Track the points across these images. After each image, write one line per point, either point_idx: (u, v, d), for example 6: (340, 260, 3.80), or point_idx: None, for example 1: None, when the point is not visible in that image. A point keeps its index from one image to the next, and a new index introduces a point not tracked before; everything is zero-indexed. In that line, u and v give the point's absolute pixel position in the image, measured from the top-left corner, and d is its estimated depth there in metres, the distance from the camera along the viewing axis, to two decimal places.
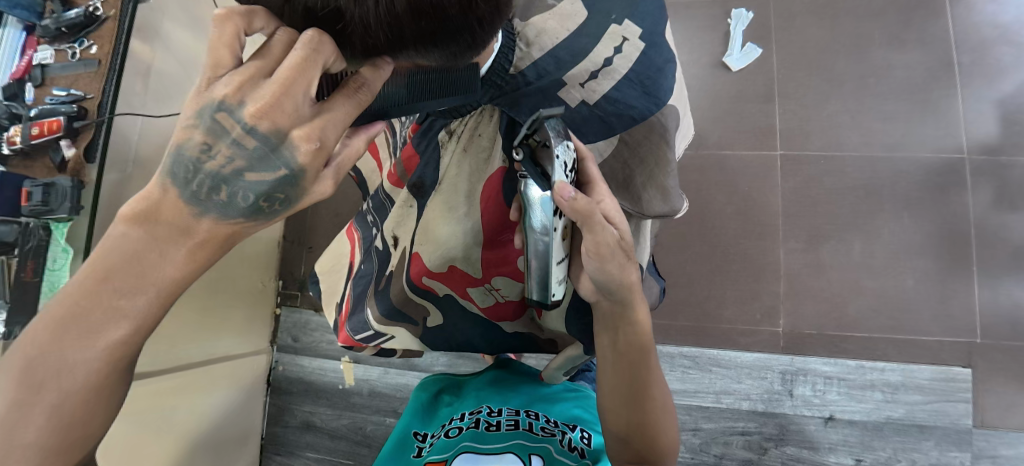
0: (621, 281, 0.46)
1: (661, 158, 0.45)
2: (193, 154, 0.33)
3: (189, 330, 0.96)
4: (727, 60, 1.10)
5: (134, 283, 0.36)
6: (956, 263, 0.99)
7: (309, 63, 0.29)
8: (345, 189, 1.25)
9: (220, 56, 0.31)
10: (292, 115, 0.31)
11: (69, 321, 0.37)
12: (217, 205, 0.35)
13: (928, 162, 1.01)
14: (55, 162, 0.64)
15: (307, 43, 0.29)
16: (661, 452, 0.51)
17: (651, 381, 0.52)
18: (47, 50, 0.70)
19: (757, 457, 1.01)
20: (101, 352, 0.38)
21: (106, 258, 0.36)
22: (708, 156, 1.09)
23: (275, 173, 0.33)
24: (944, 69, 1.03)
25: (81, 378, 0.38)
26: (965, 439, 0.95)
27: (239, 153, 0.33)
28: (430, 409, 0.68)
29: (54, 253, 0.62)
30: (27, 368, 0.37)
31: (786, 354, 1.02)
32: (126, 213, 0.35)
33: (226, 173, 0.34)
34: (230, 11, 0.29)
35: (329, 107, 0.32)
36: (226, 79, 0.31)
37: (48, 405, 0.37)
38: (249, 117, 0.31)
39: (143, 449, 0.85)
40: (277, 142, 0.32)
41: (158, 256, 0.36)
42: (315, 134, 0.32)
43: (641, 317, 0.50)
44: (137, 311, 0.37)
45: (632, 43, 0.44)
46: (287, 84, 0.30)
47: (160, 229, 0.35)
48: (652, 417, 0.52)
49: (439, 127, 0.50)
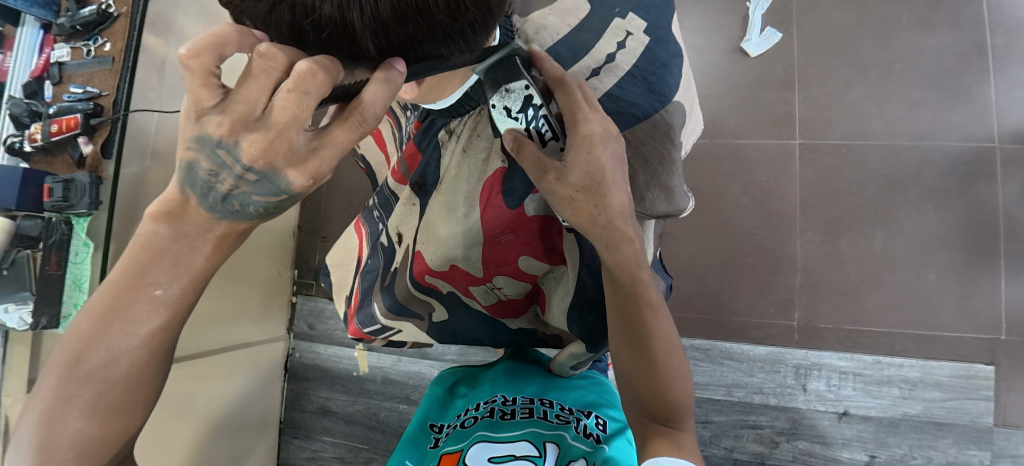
0: (597, 226, 0.40)
1: (666, 158, 0.45)
2: (199, 176, 0.35)
3: (209, 319, 0.99)
4: (744, 45, 1.06)
5: (170, 273, 0.39)
6: (983, 257, 0.95)
7: (301, 104, 0.30)
8: (357, 180, 1.26)
9: (203, 93, 0.31)
10: (287, 154, 0.33)
11: (111, 314, 0.39)
12: (229, 216, 0.38)
13: (956, 151, 0.97)
14: (73, 158, 0.66)
15: (300, 84, 0.29)
16: (671, 400, 0.45)
17: (651, 334, 0.45)
18: (63, 48, 0.72)
19: (768, 450, 1.00)
20: (143, 341, 0.40)
21: (139, 255, 0.38)
22: (724, 146, 1.06)
23: (278, 196, 0.36)
24: (976, 54, 0.98)
25: (125, 367, 0.40)
26: (985, 437, 0.93)
27: (242, 184, 0.35)
28: (446, 401, 0.68)
29: (76, 247, 0.65)
30: (73, 361, 0.39)
31: (800, 348, 1.00)
32: (154, 212, 0.39)
33: (233, 195, 0.36)
34: (198, 45, 0.28)
35: (324, 145, 0.33)
36: (218, 121, 0.32)
37: (94, 394, 0.39)
38: (247, 158, 0.33)
39: (166, 432, 0.89)
40: (276, 176, 0.34)
41: (187, 249, 0.39)
42: (309, 173, 0.34)
43: (631, 250, 0.41)
44: (173, 299, 0.40)
45: (636, 38, 0.42)
46: (278, 133, 0.32)
47: (187, 228, 0.38)
48: (655, 373, 0.45)
49: (440, 126, 0.50)
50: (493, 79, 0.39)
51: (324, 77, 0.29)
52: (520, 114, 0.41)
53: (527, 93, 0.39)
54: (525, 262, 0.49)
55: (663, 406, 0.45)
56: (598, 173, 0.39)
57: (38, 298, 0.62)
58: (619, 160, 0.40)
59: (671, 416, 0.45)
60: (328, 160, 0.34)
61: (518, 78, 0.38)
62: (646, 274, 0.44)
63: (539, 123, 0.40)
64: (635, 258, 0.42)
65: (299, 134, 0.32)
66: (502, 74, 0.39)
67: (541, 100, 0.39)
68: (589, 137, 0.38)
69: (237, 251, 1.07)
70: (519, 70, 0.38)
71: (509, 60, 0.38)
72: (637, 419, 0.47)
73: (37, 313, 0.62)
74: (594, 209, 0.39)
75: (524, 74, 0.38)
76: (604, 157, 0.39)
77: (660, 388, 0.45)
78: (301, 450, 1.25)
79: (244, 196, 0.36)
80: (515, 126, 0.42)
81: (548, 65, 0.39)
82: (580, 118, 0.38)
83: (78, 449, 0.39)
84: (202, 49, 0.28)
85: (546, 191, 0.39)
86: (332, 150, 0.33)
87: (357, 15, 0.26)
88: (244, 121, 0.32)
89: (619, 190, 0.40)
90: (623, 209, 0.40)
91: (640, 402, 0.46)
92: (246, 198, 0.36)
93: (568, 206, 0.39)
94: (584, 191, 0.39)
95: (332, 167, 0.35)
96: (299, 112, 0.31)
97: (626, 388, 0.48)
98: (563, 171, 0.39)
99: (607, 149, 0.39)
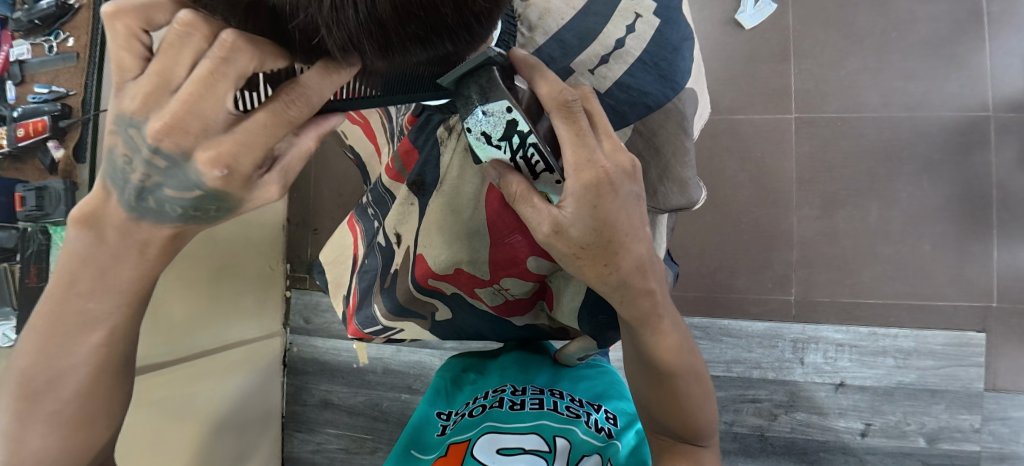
0: (628, 271, 0.38)
1: (679, 148, 0.44)
2: (117, 165, 0.32)
3: (196, 319, 0.97)
4: (739, 17, 1.03)
5: (97, 285, 0.37)
6: (976, 226, 0.96)
7: (220, 74, 0.26)
8: (347, 169, 1.22)
9: (124, 60, 0.28)
10: (201, 134, 0.29)
11: (52, 333, 0.38)
12: (150, 216, 0.34)
13: (952, 120, 0.97)
14: (44, 165, 0.68)
15: (225, 51, 0.25)
16: (692, 423, 0.45)
17: (670, 372, 0.44)
18: (22, 45, 0.69)
19: (767, 423, 1.03)
20: (85, 358, 0.39)
21: (68, 266, 0.37)
22: (719, 122, 1.05)
23: (192, 191, 0.32)
24: (972, 20, 0.96)
25: (74, 383, 0.39)
26: (976, 401, 0.96)
27: (154, 173, 0.31)
28: (452, 389, 0.67)
29: (56, 256, 0.67)
30: (22, 383, 0.39)
31: (797, 323, 1.01)
32: (76, 215, 0.36)
33: (147, 188, 0.32)
34: (125, 5, 0.26)
35: (242, 127, 0.29)
36: (133, 91, 0.28)
37: (48, 411, 0.39)
38: (153, 137, 0.29)
39: (166, 436, 0.89)
40: (183, 160, 0.30)
41: (110, 258, 0.36)
42: (220, 161, 0.29)
43: (656, 287, 0.40)
44: (107, 311, 0.38)
45: (646, 20, 0.40)
46: (190, 105, 0.27)
47: (108, 236, 0.36)
48: (675, 404, 0.45)
49: (438, 122, 0.45)
50: (463, 94, 0.32)
51: (251, 56, 0.26)
52: (504, 141, 0.34)
53: (510, 116, 0.32)
54: (534, 263, 0.47)
55: (687, 429, 0.45)
56: (607, 230, 0.35)
57: (19, 313, 0.63)
58: (631, 202, 0.36)
59: (695, 436, 0.46)
60: (247, 150, 0.30)
61: (498, 96, 0.31)
62: (667, 321, 0.42)
63: (528, 152, 0.34)
64: (656, 310, 0.41)
65: (219, 111, 0.28)
66: (477, 92, 0.31)
67: (527, 125, 0.32)
68: (596, 184, 0.33)
69: (226, 249, 1.05)
70: (497, 84, 0.30)
71: (484, 71, 0.30)
72: (653, 434, 0.48)
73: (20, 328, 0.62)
74: (604, 267, 0.37)
75: (504, 92, 0.30)
76: (615, 208, 0.34)
77: (679, 415, 0.45)
78: (304, 443, 1.25)
79: (158, 190, 0.32)
80: (499, 156, 0.36)
81: (540, 80, 0.32)
82: (581, 157, 0.33)
83: (43, 461, 0.40)
84: (132, 9, 0.27)
85: (546, 244, 0.36)
86: (251, 134, 0.29)
87: (350, 16, 0.23)
88: (161, 92, 0.28)
89: (634, 246, 0.37)
90: (637, 263, 0.38)
91: (660, 423, 0.47)
92: (162, 193, 0.32)
93: (572, 262, 0.37)
94: (588, 247, 0.36)
95: (254, 160, 0.30)
96: (217, 84, 0.27)
97: (642, 409, 0.48)
98: (566, 224, 0.35)
99: (620, 193, 0.34)
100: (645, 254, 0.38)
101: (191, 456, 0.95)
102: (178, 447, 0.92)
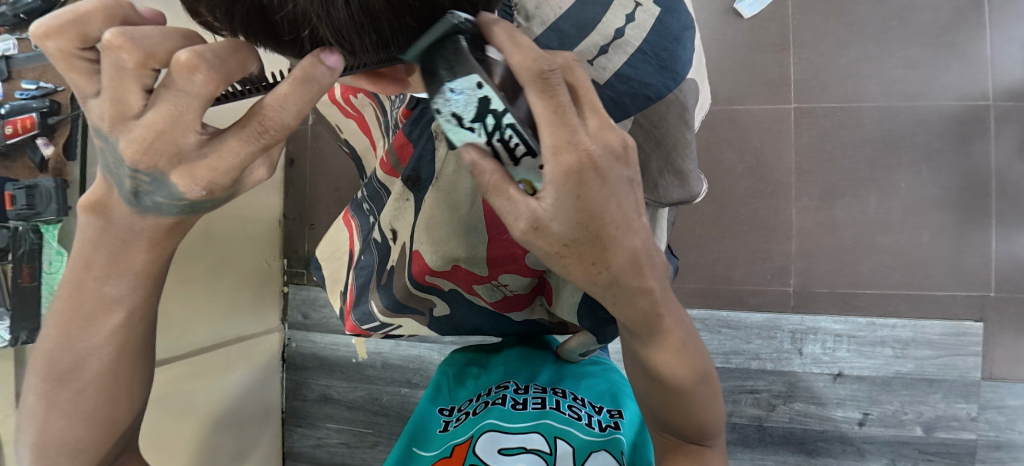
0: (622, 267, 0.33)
1: (679, 142, 0.44)
2: (110, 166, 0.30)
3: (196, 317, 0.99)
4: (738, 6, 1.02)
5: (113, 270, 0.37)
6: (973, 215, 0.96)
7: (183, 105, 0.25)
8: (342, 163, 1.20)
9: (80, 82, 0.27)
10: (174, 157, 0.28)
11: (71, 316, 0.38)
12: (150, 212, 0.32)
13: (951, 110, 0.96)
14: (34, 162, 0.69)
15: (179, 79, 0.24)
16: (696, 427, 0.45)
17: (672, 376, 0.43)
18: (8, 40, 0.68)
19: (765, 413, 1.03)
20: (104, 341, 0.39)
21: (83, 252, 0.36)
22: (719, 112, 1.04)
23: (182, 201, 0.31)
24: (972, 8, 0.95)
25: (95, 366, 0.39)
26: (972, 390, 0.96)
27: (142, 184, 0.30)
28: (455, 384, 0.66)
29: (49, 256, 0.69)
30: (47, 365, 0.39)
31: (796, 313, 1.01)
32: (86, 200, 0.34)
33: (142, 193, 0.31)
34: (56, 24, 0.25)
35: (215, 152, 0.28)
36: (99, 111, 0.27)
37: (72, 393, 0.39)
38: (128, 160, 0.28)
39: (168, 431, 0.89)
40: (165, 177, 0.29)
41: (122, 245, 0.35)
42: (199, 182, 0.29)
43: (655, 284, 0.36)
44: (120, 297, 0.38)
45: (646, 9, 0.40)
46: (159, 133, 0.26)
47: (116, 223, 0.34)
48: (677, 405, 0.44)
49: (432, 116, 0.44)
50: (428, 70, 0.27)
51: (206, 74, 0.25)
52: (477, 123, 0.28)
53: (481, 93, 0.26)
54: (532, 259, 0.46)
55: (690, 429, 0.45)
56: (594, 223, 0.30)
57: (13, 314, 0.65)
58: (622, 189, 0.31)
59: (698, 435, 0.46)
60: (222, 173, 0.29)
61: (466, 71, 0.26)
62: (668, 322, 0.41)
63: (505, 134, 0.28)
64: (654, 309, 0.38)
65: (188, 135, 0.27)
66: (441, 65, 0.26)
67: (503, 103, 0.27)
68: (579, 171, 0.28)
69: (221, 248, 1.04)
70: (464, 56, 0.26)
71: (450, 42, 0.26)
72: (657, 433, 0.48)
73: (15, 329, 0.64)
74: (593, 266, 0.33)
75: (473, 65, 0.25)
76: (602, 196, 0.30)
77: (683, 417, 0.45)
78: (304, 438, 1.25)
79: (151, 196, 0.31)
80: (474, 140, 0.29)
81: (512, 47, 0.27)
82: (562, 140, 0.28)
83: (69, 444, 0.39)
84: (62, 28, 0.26)
85: (525, 242, 0.32)
86: (224, 160, 0.28)
87: (340, 8, 0.23)
88: (123, 116, 0.27)
89: (626, 239, 0.33)
90: (632, 259, 0.34)
91: (664, 423, 0.47)
92: (156, 198, 0.31)
93: (557, 263, 0.32)
94: (573, 245, 0.31)
95: (229, 178, 0.29)
96: (183, 113, 0.26)
97: (644, 408, 0.48)
98: (546, 220, 0.30)
99: (607, 180, 0.30)
100: (642, 247, 0.34)
101: (193, 452, 0.96)
102: (178, 443, 0.92)
